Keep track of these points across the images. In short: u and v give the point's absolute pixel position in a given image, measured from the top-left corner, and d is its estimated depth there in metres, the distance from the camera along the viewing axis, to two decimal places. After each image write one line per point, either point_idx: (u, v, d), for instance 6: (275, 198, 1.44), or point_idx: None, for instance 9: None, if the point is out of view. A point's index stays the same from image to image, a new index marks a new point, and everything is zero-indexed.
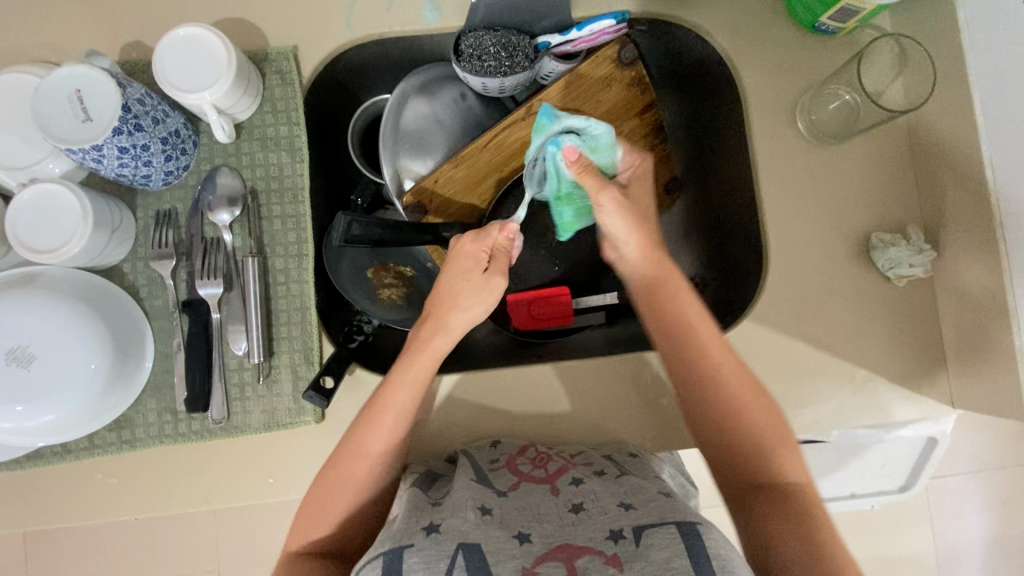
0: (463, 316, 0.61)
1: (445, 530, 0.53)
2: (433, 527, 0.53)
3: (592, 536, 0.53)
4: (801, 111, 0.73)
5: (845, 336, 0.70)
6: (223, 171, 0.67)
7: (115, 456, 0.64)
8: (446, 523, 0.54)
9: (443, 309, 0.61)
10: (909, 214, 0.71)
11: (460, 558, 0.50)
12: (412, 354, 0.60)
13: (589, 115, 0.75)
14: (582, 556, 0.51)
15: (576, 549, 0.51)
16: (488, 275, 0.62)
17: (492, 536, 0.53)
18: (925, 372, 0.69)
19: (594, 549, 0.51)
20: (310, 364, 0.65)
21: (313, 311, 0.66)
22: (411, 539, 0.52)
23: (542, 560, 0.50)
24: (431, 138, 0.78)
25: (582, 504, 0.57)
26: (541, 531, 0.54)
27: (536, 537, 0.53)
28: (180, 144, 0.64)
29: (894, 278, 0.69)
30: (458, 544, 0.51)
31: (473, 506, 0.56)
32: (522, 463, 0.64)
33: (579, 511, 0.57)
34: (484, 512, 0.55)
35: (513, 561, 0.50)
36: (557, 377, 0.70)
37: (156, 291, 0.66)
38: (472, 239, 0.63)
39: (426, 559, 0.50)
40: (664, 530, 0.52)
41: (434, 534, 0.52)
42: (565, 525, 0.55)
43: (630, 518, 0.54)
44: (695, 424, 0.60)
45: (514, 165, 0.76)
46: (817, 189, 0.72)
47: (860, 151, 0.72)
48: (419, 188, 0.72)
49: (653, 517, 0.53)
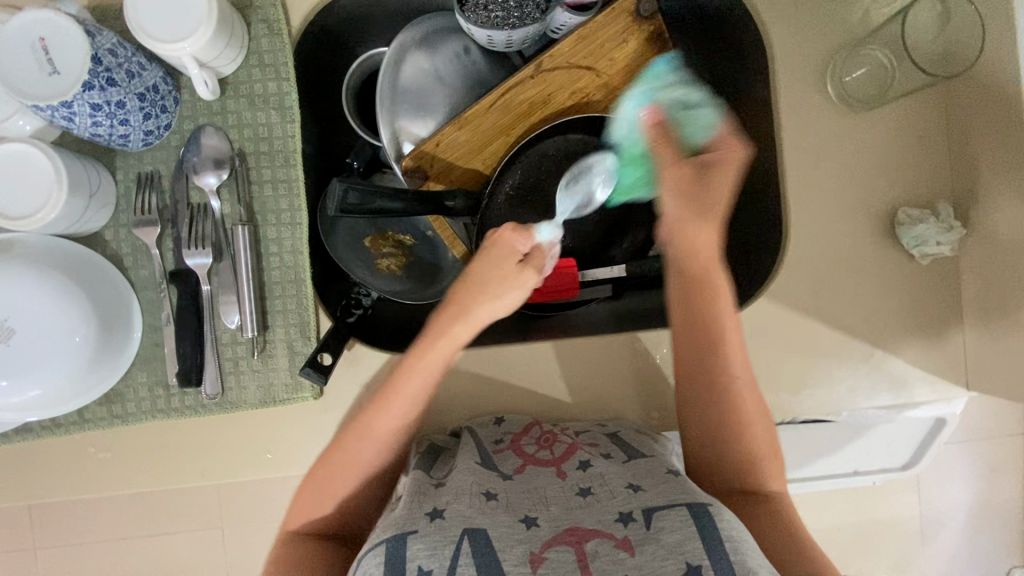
0: (496, 304, 0.56)
1: (449, 514, 0.51)
2: (436, 513, 0.51)
3: (600, 518, 0.51)
4: (833, 74, 0.68)
5: (863, 315, 0.67)
6: (208, 131, 0.62)
7: (107, 431, 0.62)
8: (449, 508, 0.52)
9: (466, 294, 0.56)
10: (937, 189, 0.67)
11: (465, 544, 0.48)
12: (409, 371, 0.54)
13: (602, 73, 0.70)
14: (591, 539, 0.49)
15: (586, 532, 0.50)
16: (523, 267, 0.58)
17: (498, 521, 0.51)
18: (941, 354, 0.68)
19: (605, 532, 0.50)
20: (307, 339, 0.62)
21: (309, 283, 0.63)
22: (415, 525, 0.50)
23: (550, 544, 0.49)
24: (432, 96, 0.73)
25: (589, 488, 0.56)
26: (548, 514, 0.53)
27: (543, 521, 0.52)
28: (159, 100, 0.59)
29: (918, 256, 0.66)
30: (463, 530, 0.49)
31: (477, 491, 0.54)
32: (528, 445, 0.62)
33: (587, 493, 0.55)
34: (489, 497, 0.54)
35: (519, 547, 0.49)
36: (562, 355, 0.68)
37: (142, 261, 0.62)
38: (512, 227, 0.59)
39: (430, 545, 0.48)
40: (673, 513, 0.50)
41: (438, 519, 0.50)
42: (572, 507, 0.53)
43: (639, 501, 0.53)
44: (682, 403, 0.60)
45: (520, 129, 0.72)
46: (843, 159, 0.67)
47: (891, 119, 0.67)
48: (418, 152, 0.67)
49: (664, 499, 0.52)
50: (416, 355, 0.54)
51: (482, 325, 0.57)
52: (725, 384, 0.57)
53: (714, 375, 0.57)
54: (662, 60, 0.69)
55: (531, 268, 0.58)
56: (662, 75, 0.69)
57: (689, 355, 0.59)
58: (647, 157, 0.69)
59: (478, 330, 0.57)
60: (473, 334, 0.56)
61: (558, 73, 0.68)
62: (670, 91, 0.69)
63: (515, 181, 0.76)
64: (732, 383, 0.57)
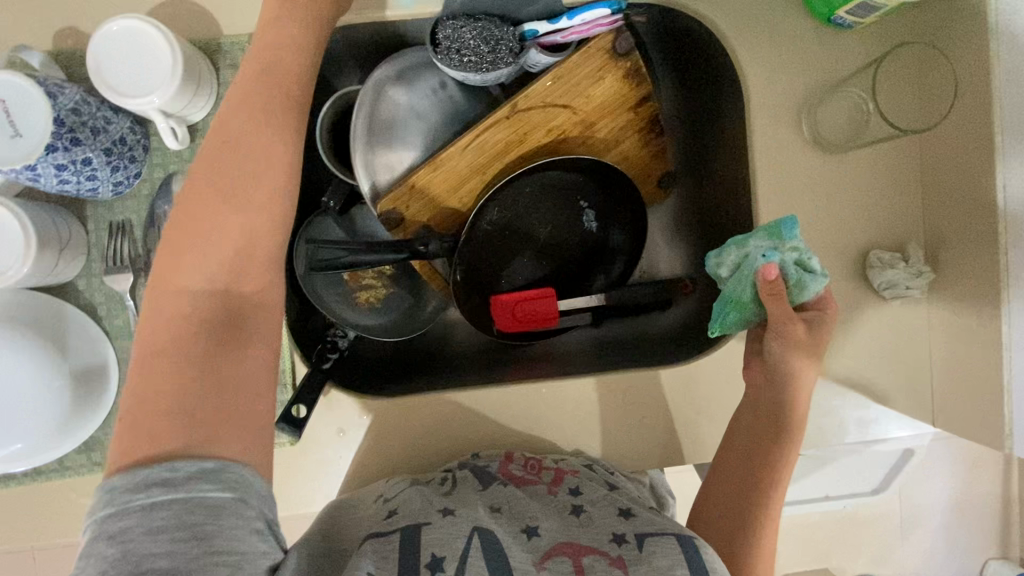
0: (238, 159, 0.45)
1: (460, 514, 0.53)
2: (448, 511, 0.54)
3: (595, 538, 0.54)
4: (807, 117, 0.67)
5: (832, 354, 0.68)
6: (178, 179, 0.62)
7: (88, 476, 0.63)
8: (460, 509, 0.54)
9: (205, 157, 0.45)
10: (909, 229, 0.68)
11: (475, 539, 0.50)
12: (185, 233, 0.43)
13: (580, 110, 0.69)
14: (588, 554, 0.51)
15: (584, 547, 0.52)
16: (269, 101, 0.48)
17: (503, 528, 0.54)
18: (908, 391, 0.69)
19: (600, 550, 0.52)
20: (283, 386, 0.64)
21: (286, 328, 0.64)
22: (429, 517, 0.52)
23: (549, 555, 0.51)
24: (409, 132, 0.72)
25: (581, 508, 0.58)
26: (549, 525, 0.55)
27: (543, 532, 0.54)
28: (128, 151, 0.58)
29: (889, 297, 0.67)
30: (473, 527, 0.51)
31: (483, 504, 0.57)
32: (516, 468, 0.64)
33: (580, 513, 0.57)
34: (493, 509, 0.56)
35: (525, 551, 0.51)
36: (537, 394, 0.69)
37: (117, 310, 0.62)
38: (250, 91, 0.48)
39: (443, 535, 0.50)
40: (662, 539, 0.52)
41: (450, 516, 0.53)
42: (569, 526, 0.56)
43: (631, 526, 0.55)
44: (716, 472, 0.62)
45: (497, 166, 0.70)
46: (817, 200, 0.67)
47: (866, 160, 0.67)
48: (396, 192, 0.68)
49: (653, 527, 0.54)
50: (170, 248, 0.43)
51: (240, 155, 0.45)
52: (761, 472, 0.60)
53: (766, 470, 0.59)
54: (791, 223, 0.59)
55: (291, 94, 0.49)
56: (787, 236, 0.59)
57: (745, 436, 0.62)
58: (751, 308, 0.62)
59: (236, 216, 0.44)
60: (238, 178, 0.45)
61: (535, 111, 0.68)
62: (799, 246, 0.59)
63: (493, 217, 0.75)
64: (766, 478, 0.59)
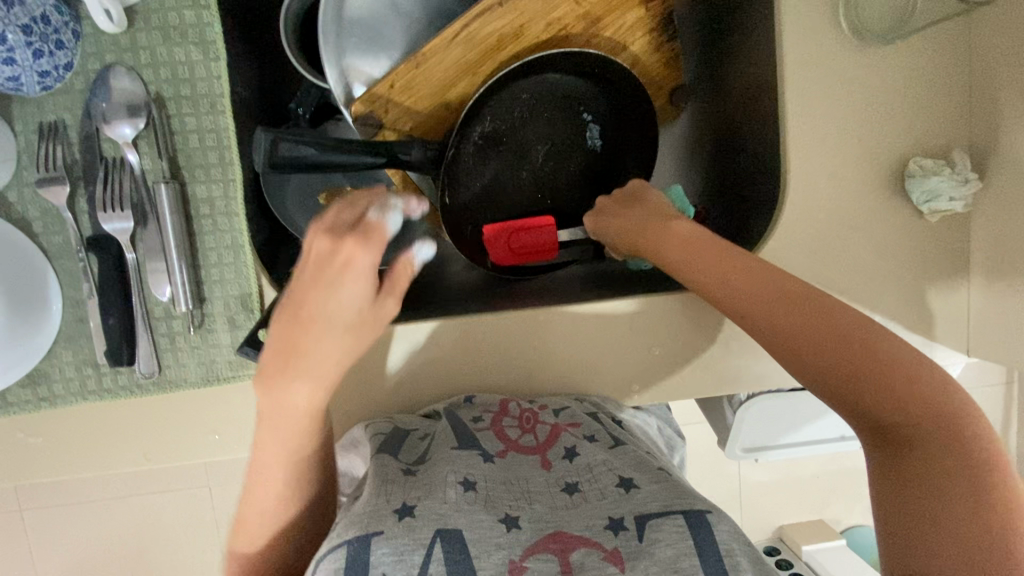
0: (335, 302, 0.40)
1: (421, 514, 0.46)
2: (405, 510, 0.47)
3: (588, 524, 0.48)
4: (847, 4, 0.59)
5: (865, 278, 0.61)
6: (118, 71, 0.52)
7: (35, 413, 0.56)
8: (422, 505, 0.47)
9: (278, 324, 0.40)
10: (953, 135, 0.60)
11: (437, 548, 0.44)
12: (277, 414, 0.42)
13: (585, 1, 0.60)
14: (577, 549, 0.45)
15: (572, 539, 0.46)
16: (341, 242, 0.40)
17: (475, 520, 0.47)
18: (944, 319, 0.62)
19: (592, 541, 0.46)
20: (249, 312, 0.56)
21: (249, 249, 0.55)
22: (382, 525, 0.45)
23: (532, 551, 0.45)
24: (385, 28, 0.63)
25: (576, 484, 0.52)
26: (531, 514, 0.49)
27: (524, 523, 0.48)
28: (51, 34, 0.49)
29: (928, 213, 0.60)
30: (435, 532, 0.45)
31: (454, 482, 0.50)
32: (509, 427, 0.58)
33: (573, 492, 0.51)
34: (466, 487, 0.50)
35: (497, 554, 0.45)
36: (535, 323, 0.62)
37: (54, 226, 0.54)
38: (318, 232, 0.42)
39: (397, 550, 0.44)
40: (668, 522, 0.46)
41: (407, 519, 0.46)
42: (558, 507, 0.50)
43: (631, 505, 0.49)
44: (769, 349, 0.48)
45: (489, 66, 0.62)
46: (854, 102, 0.59)
47: (909, 55, 0.59)
48: (373, 94, 0.59)
49: (658, 504, 0.48)
50: (270, 409, 0.43)
51: (324, 326, 0.40)
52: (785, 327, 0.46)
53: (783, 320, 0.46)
54: None
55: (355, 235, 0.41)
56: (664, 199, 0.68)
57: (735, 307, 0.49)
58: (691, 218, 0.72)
59: (330, 373, 0.42)
60: (321, 335, 0.40)
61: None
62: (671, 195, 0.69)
63: (484, 129, 0.67)
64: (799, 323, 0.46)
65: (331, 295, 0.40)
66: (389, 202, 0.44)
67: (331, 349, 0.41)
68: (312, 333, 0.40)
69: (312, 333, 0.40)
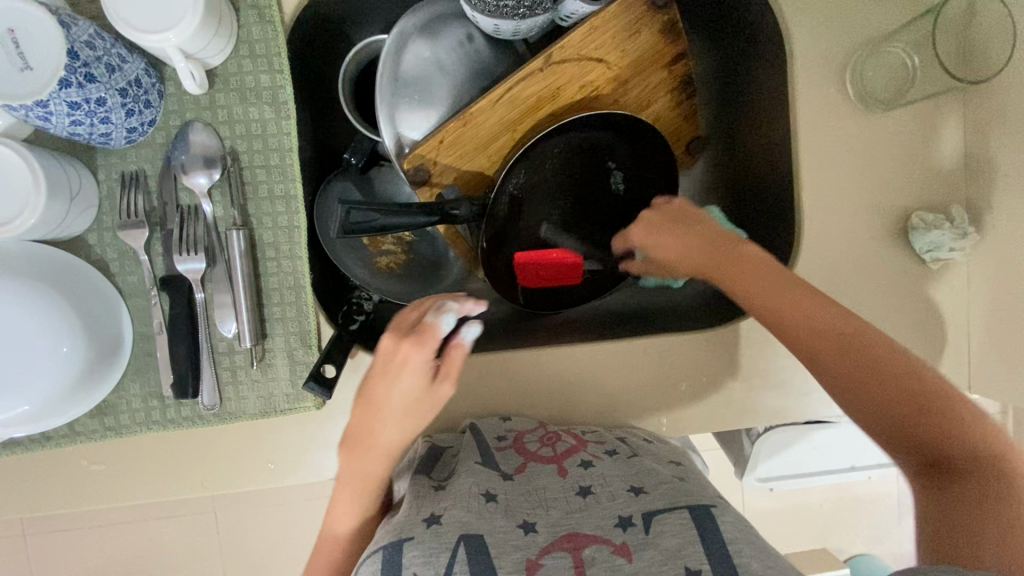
0: (399, 390, 0.54)
1: (447, 521, 0.50)
2: (433, 519, 0.50)
3: (600, 524, 0.51)
4: (853, 73, 0.65)
5: (874, 320, 0.66)
6: (196, 127, 0.58)
7: (100, 442, 0.59)
8: (447, 513, 0.51)
9: (356, 427, 0.55)
10: (950, 193, 0.66)
11: (461, 550, 0.47)
12: (357, 484, 0.56)
13: (615, 65, 0.67)
14: (589, 545, 0.49)
15: (584, 539, 0.49)
16: (398, 344, 0.53)
17: (496, 525, 0.51)
18: (949, 359, 0.67)
19: (603, 538, 0.49)
20: (308, 347, 0.60)
21: (309, 291, 0.60)
22: (412, 531, 0.49)
23: (548, 550, 0.48)
24: (433, 87, 0.69)
25: (590, 488, 0.55)
26: (548, 519, 0.52)
27: (541, 527, 0.51)
28: (142, 95, 0.54)
29: (930, 262, 0.65)
30: (459, 535, 0.49)
31: (476, 492, 0.54)
32: (530, 442, 0.61)
33: (587, 494, 0.55)
34: (488, 498, 0.53)
35: (516, 553, 0.48)
36: (568, 360, 0.66)
37: (130, 266, 0.59)
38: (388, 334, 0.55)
39: (426, 552, 0.47)
40: (674, 516, 0.50)
41: (434, 526, 0.50)
42: (573, 511, 0.53)
43: (639, 505, 0.52)
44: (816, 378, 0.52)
45: (529, 123, 0.68)
46: (859, 161, 0.66)
47: (908, 120, 0.65)
48: (422, 148, 0.64)
49: (664, 503, 0.52)
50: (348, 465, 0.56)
51: (392, 407, 0.54)
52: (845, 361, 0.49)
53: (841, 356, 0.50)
54: None
55: (408, 342, 0.53)
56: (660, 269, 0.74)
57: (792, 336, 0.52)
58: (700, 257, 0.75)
59: (395, 446, 0.56)
60: (387, 433, 0.55)
61: (568, 65, 0.65)
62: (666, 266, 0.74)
63: (520, 181, 0.71)
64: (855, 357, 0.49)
65: (393, 387, 0.54)
66: (442, 304, 0.55)
67: (403, 428, 0.55)
68: (377, 419, 0.55)
69: (376, 416, 0.54)
